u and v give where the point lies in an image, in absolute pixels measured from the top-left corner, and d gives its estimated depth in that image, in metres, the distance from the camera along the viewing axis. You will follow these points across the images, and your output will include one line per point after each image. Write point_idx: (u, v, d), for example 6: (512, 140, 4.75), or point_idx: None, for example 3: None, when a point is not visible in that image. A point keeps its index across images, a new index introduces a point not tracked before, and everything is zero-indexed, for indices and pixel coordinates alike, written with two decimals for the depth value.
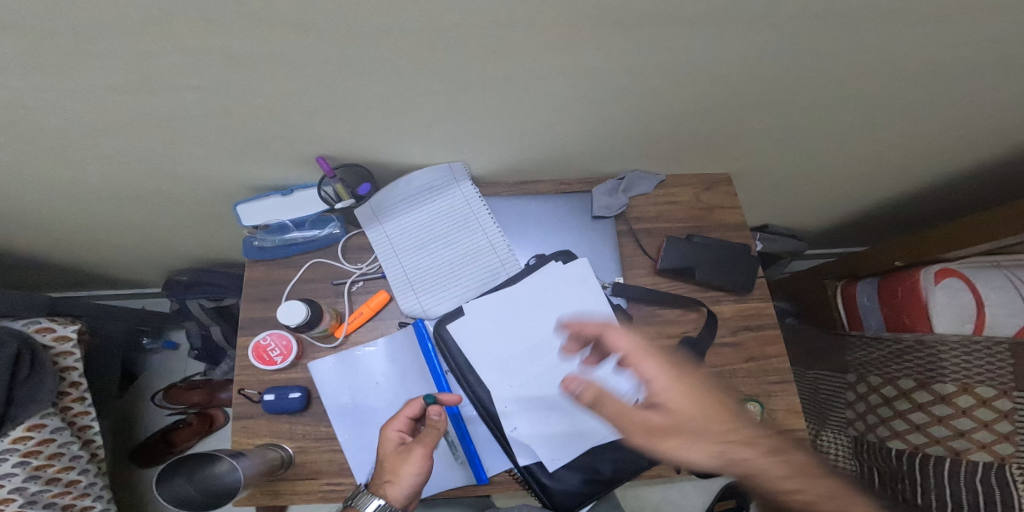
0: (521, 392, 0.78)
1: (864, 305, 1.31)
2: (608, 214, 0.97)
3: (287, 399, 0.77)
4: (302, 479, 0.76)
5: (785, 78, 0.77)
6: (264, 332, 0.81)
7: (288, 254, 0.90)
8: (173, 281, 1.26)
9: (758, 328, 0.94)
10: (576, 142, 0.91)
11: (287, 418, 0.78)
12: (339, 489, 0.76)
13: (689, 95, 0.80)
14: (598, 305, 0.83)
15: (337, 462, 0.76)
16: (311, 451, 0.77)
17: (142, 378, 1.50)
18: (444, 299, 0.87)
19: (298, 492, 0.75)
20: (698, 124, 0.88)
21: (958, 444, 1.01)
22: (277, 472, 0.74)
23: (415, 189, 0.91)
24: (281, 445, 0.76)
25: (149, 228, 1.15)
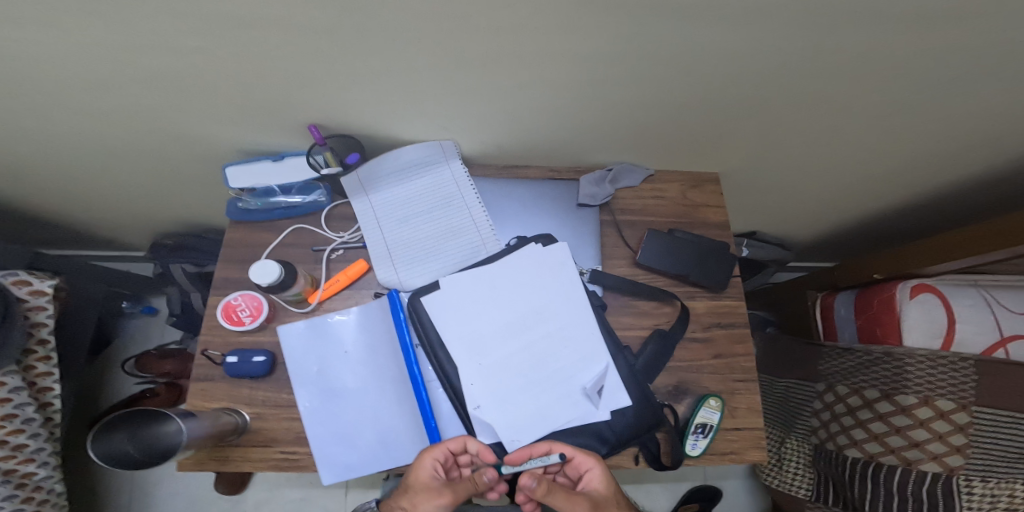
0: (488, 370, 0.79)
1: (841, 316, 1.33)
2: (593, 203, 0.97)
3: (251, 362, 0.76)
4: (255, 446, 0.74)
5: (779, 78, 0.76)
6: (234, 293, 0.80)
7: (272, 218, 0.89)
8: (159, 244, 1.24)
9: (729, 325, 0.95)
10: (568, 129, 0.90)
11: (249, 383, 0.76)
12: (293, 458, 0.75)
13: (684, 88, 0.79)
14: (574, 291, 0.85)
15: (295, 430, 0.76)
16: (268, 418, 0.75)
17: (116, 342, 1.47)
18: (423, 273, 0.87)
19: (250, 459, 0.74)
20: (690, 119, 0.88)
21: (911, 455, 1.04)
22: (228, 438, 0.72)
23: (405, 163, 0.90)
24: (239, 411, 0.75)
25: (128, 189, 1.12)
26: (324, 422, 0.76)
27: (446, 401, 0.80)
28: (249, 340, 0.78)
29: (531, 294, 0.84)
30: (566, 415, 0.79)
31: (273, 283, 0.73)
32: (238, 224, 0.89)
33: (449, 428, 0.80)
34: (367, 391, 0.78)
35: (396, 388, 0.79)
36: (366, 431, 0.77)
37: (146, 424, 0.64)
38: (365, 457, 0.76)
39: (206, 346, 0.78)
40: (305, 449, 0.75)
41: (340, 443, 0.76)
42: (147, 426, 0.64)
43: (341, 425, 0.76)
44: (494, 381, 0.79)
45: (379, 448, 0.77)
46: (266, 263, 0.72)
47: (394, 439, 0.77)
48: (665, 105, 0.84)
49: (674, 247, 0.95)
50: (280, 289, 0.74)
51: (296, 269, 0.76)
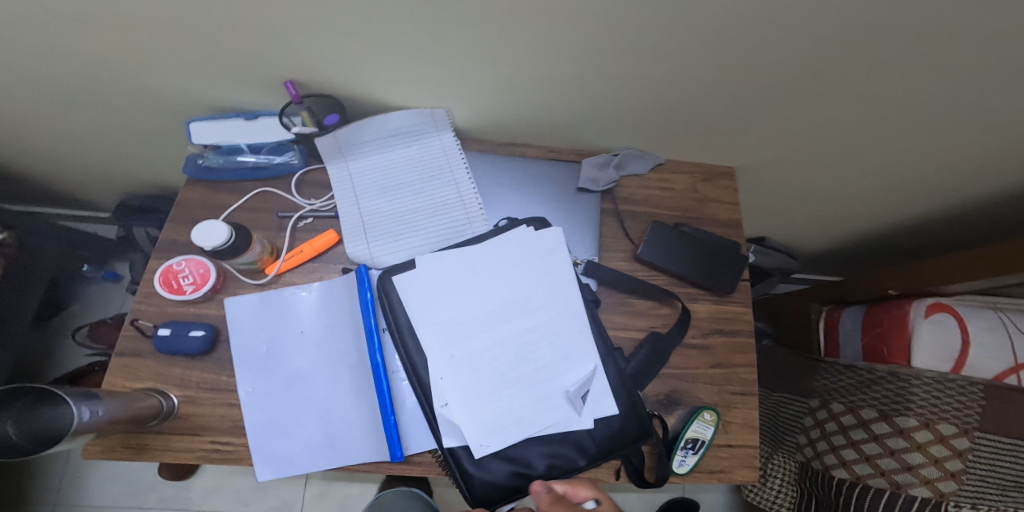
0: (461, 364, 0.71)
1: (846, 330, 1.24)
2: (594, 189, 0.88)
3: (187, 337, 0.66)
4: (183, 435, 0.65)
5: (817, 59, 0.67)
6: (177, 256, 0.70)
7: (235, 179, 0.80)
8: (127, 203, 1.16)
9: (731, 333, 0.87)
10: (573, 104, 0.81)
11: (182, 362, 0.67)
12: (227, 449, 0.66)
13: (707, 62, 0.70)
14: (564, 283, 0.76)
15: (232, 419, 0.67)
16: (200, 403, 0.66)
17: (71, 308, 1.33)
18: (399, 252, 0.78)
19: (175, 449, 0.65)
20: (710, 102, 0.79)
21: (902, 478, 0.97)
22: (149, 424, 0.62)
23: (390, 129, 0.81)
24: (167, 393, 0.66)
25: (86, 152, 1.02)
26: (272, 410, 0.68)
27: (411, 394, 0.72)
28: (189, 312, 0.69)
29: (516, 282, 0.75)
30: (540, 421, 0.71)
31: (221, 248, 0.63)
32: (195, 183, 0.79)
33: (411, 425, 0.71)
34: (323, 378, 0.70)
35: (355, 376, 0.71)
36: (317, 423, 0.69)
37: (40, 402, 0.52)
38: (313, 452, 0.68)
39: (138, 316, 0.68)
40: (242, 440, 0.66)
41: (288, 435, 0.68)
42: (41, 406, 0.52)
43: (290, 414, 0.68)
44: (467, 377, 0.70)
45: (329, 443, 0.68)
46: (215, 224, 0.62)
47: (347, 433, 0.69)
48: (683, 82, 0.75)
49: (679, 244, 0.87)
50: (231, 256, 0.65)
51: (252, 235, 0.67)
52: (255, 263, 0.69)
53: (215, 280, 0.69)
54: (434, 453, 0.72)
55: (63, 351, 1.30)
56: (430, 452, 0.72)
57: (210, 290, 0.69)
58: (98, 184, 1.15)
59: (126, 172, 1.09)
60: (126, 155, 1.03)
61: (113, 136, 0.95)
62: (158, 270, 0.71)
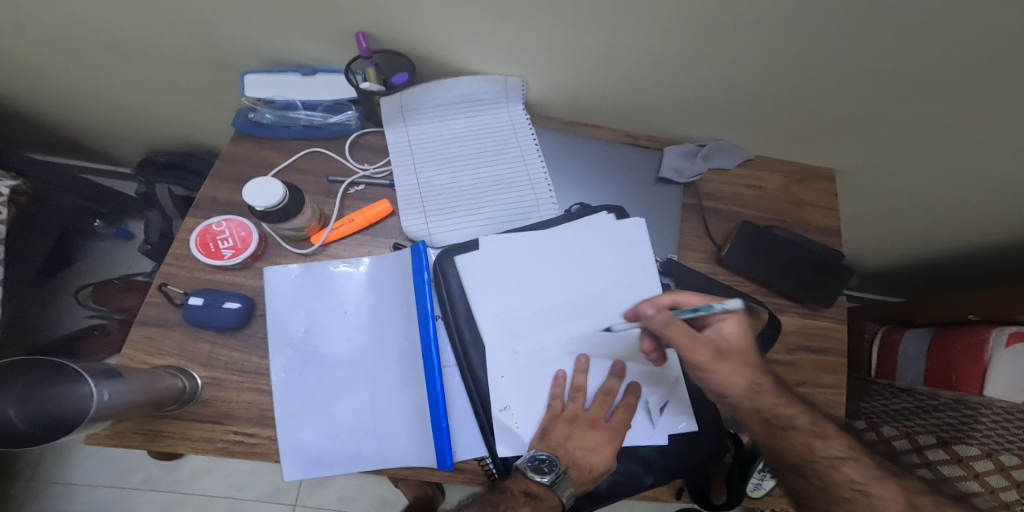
0: (524, 362, 0.62)
1: (906, 355, 0.99)
2: (678, 179, 0.78)
3: (221, 308, 0.56)
4: (204, 423, 0.55)
5: (1000, 44, 0.56)
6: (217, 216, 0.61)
7: (286, 136, 0.70)
8: (150, 159, 1.04)
9: (820, 352, 0.76)
10: (672, 84, 0.71)
11: (211, 337, 0.57)
12: (250, 442, 0.55)
13: (859, 43, 0.59)
14: (646, 281, 0.66)
15: (260, 407, 0.56)
16: (226, 387, 0.56)
17: (76, 266, 1.22)
18: (459, 230, 0.69)
19: (193, 440, 0.54)
20: (842, 91, 0.67)
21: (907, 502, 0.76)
22: (167, 407, 0.52)
23: (457, 95, 0.73)
24: (190, 372, 0.56)
25: (111, 105, 0.92)
26: (304, 402, 0.57)
27: (463, 394, 0.62)
28: (222, 282, 0.59)
29: (589, 276, 0.66)
30: (589, 397, 0.63)
31: (271, 208, 0.53)
32: (237, 137, 0.70)
33: (461, 427, 0.62)
34: (365, 368, 0.59)
35: (402, 368, 0.60)
36: (355, 421, 0.58)
37: (49, 379, 0.43)
38: (348, 454, 0.57)
39: (164, 281, 0.59)
40: (270, 434, 0.56)
41: (316, 430, 0.57)
42: (49, 383, 0.43)
43: (323, 408, 0.58)
44: (530, 379, 0.62)
45: (368, 443, 0.58)
46: (268, 179, 0.53)
47: (389, 435, 0.58)
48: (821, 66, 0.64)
49: (772, 247, 0.76)
50: (277, 220, 0.55)
51: (304, 196, 0.57)
52: (302, 230, 0.60)
53: (257, 245, 0.59)
54: (481, 461, 0.62)
55: (62, 312, 1.18)
56: (478, 460, 0.62)
57: (250, 258, 0.59)
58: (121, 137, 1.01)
59: (149, 133, 0.99)
60: (154, 112, 0.93)
61: (142, 93, 0.86)
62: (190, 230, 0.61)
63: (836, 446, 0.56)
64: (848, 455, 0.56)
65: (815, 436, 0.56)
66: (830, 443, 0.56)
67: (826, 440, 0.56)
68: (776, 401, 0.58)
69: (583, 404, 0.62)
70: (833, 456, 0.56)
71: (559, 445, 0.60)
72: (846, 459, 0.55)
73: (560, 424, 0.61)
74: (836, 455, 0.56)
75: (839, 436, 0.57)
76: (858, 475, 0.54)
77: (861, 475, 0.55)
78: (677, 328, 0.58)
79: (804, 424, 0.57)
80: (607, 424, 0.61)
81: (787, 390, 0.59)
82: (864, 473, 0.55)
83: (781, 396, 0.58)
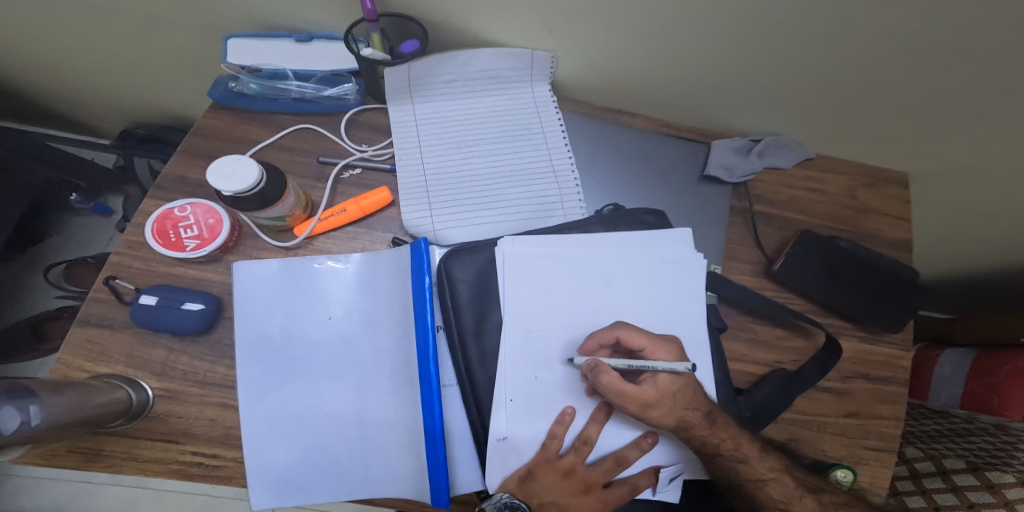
0: (538, 389, 0.55)
1: None
2: (726, 178, 0.67)
3: (179, 309, 0.48)
4: (154, 442, 0.46)
5: None
6: (181, 199, 0.52)
7: (272, 110, 0.61)
8: (130, 130, 0.94)
9: (879, 380, 0.64)
10: (730, 69, 0.60)
11: (167, 342, 0.48)
12: (212, 463, 0.47)
13: (976, 24, 0.48)
14: (685, 297, 0.60)
15: (224, 425, 0.48)
16: (183, 401, 0.48)
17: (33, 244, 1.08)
18: (467, 225, 0.59)
19: (140, 460, 0.46)
20: (940, 83, 0.56)
21: None
22: (110, 424, 0.44)
23: (474, 70, 0.63)
24: (139, 382, 0.47)
25: (90, 74, 0.83)
26: (274, 424, 0.48)
27: (463, 417, 0.55)
28: (183, 276, 0.51)
29: (621, 291, 0.59)
30: (565, 442, 0.55)
31: (242, 194, 0.43)
32: (216, 109, 0.60)
33: (460, 456, 0.55)
34: (351, 385, 0.50)
35: (395, 386, 0.50)
36: (333, 451, 0.48)
37: None
38: (325, 482, 0.48)
39: (114, 274, 0.50)
40: (235, 455, 0.47)
41: (289, 452, 0.48)
42: None
43: (297, 428, 0.48)
44: (544, 404, 0.55)
45: (348, 471, 0.49)
46: (245, 161, 0.43)
47: (373, 464, 0.49)
48: (920, 53, 0.53)
49: (834, 260, 0.64)
50: (254, 209, 0.46)
51: (287, 179, 0.48)
52: (284, 219, 0.51)
53: (226, 235, 0.50)
54: (480, 495, 0.55)
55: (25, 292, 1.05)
56: (477, 493, 0.55)
57: (218, 249, 0.50)
58: (102, 109, 0.91)
59: (134, 106, 0.91)
60: (138, 83, 0.84)
61: (123, 60, 0.78)
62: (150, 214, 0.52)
63: (762, 463, 0.54)
64: (773, 476, 0.54)
65: (738, 459, 0.54)
66: (753, 465, 0.54)
67: (750, 461, 0.54)
68: (702, 431, 0.54)
69: (586, 458, 0.54)
70: (756, 476, 0.54)
71: (538, 495, 0.53)
72: (770, 478, 0.54)
73: (550, 474, 0.54)
74: (760, 476, 0.54)
75: (764, 455, 0.55)
76: (780, 494, 0.54)
77: (783, 495, 0.54)
78: (612, 382, 0.52)
79: (727, 448, 0.54)
80: (606, 491, 0.53)
81: (714, 418, 0.55)
82: (788, 491, 0.54)
83: (707, 423, 0.54)
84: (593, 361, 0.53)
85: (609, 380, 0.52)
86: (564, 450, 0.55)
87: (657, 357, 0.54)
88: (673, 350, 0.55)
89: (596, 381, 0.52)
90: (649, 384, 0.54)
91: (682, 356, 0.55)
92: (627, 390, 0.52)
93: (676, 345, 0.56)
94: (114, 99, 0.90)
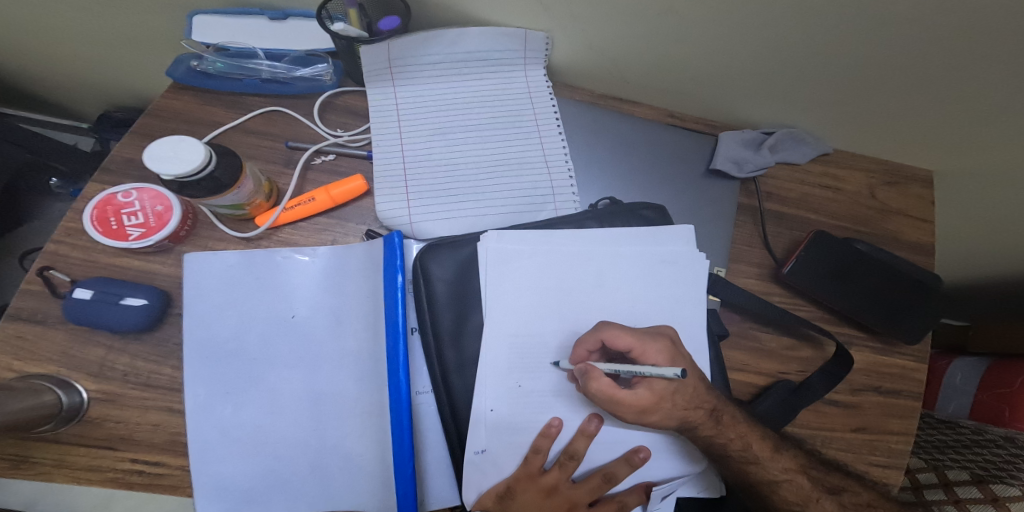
0: (520, 398, 0.50)
1: (952, 385, 0.83)
2: (733, 173, 0.62)
3: (117, 305, 0.44)
4: (89, 448, 0.43)
5: None
6: (126, 184, 0.48)
7: (238, 90, 0.56)
8: (107, 114, 0.89)
9: (892, 393, 0.58)
10: (740, 54, 0.55)
11: (105, 340, 0.45)
12: (154, 472, 0.44)
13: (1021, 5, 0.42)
14: (685, 301, 0.55)
15: (169, 431, 0.45)
16: (122, 405, 0.44)
17: None
18: (448, 218, 0.54)
19: (73, 468, 0.43)
20: (980, 73, 0.50)
21: None
22: (38, 428, 0.41)
23: (462, 51, 0.58)
24: (74, 384, 0.44)
25: (54, 61, 0.78)
26: (226, 429, 0.44)
27: (439, 426, 0.51)
28: (128, 268, 0.47)
29: (615, 294, 0.54)
30: (551, 455, 0.50)
31: (188, 178, 0.39)
32: (177, 89, 0.56)
33: (434, 469, 0.50)
34: (313, 390, 0.45)
35: (360, 393, 0.46)
36: (292, 461, 0.44)
37: None
38: (281, 494, 0.44)
39: (50, 263, 0.47)
40: (181, 463, 0.44)
41: (241, 461, 0.44)
42: None
43: (252, 435, 0.44)
44: (527, 417, 0.50)
45: (304, 480, 0.44)
46: (189, 143, 0.39)
47: (332, 477, 0.45)
48: (957, 37, 0.47)
49: (850, 263, 0.58)
50: (206, 194, 0.42)
51: (242, 162, 0.44)
52: (243, 208, 0.47)
53: (176, 225, 0.47)
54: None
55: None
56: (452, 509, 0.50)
57: (168, 240, 0.47)
58: (72, 94, 0.87)
59: (104, 93, 0.86)
60: (104, 70, 0.79)
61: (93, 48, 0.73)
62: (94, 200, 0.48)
63: (776, 463, 0.50)
64: (787, 476, 0.50)
65: (748, 460, 0.50)
66: (766, 466, 0.50)
67: (761, 462, 0.50)
68: (708, 431, 0.49)
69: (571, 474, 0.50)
70: (770, 477, 0.50)
71: None
72: (785, 479, 0.50)
73: (531, 492, 0.48)
74: (773, 477, 0.50)
75: (777, 455, 0.50)
76: (797, 495, 0.49)
77: (799, 496, 0.49)
78: (603, 388, 0.47)
79: (736, 447, 0.50)
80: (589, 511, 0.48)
81: (720, 417, 0.50)
82: (805, 493, 0.49)
83: (712, 423, 0.49)
84: (582, 367, 0.48)
85: (603, 386, 0.47)
86: (548, 466, 0.50)
87: (648, 358, 0.49)
88: (666, 347, 0.50)
89: (589, 388, 0.47)
90: (642, 388, 0.48)
91: (675, 354, 0.50)
92: (622, 397, 0.47)
93: (668, 340, 0.51)
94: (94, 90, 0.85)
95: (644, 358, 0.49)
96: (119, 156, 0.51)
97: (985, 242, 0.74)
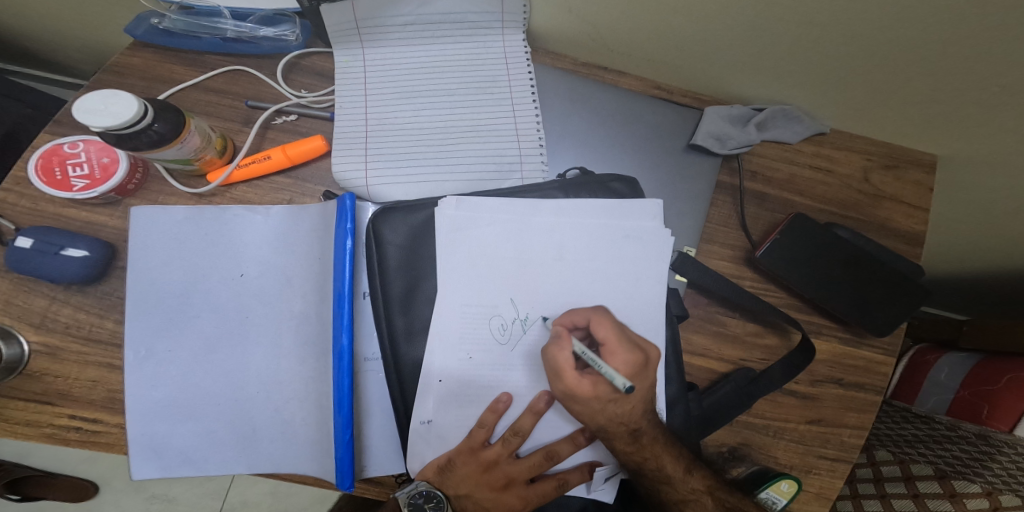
0: (470, 369, 0.50)
1: (935, 380, 0.81)
2: (715, 148, 0.59)
3: (58, 256, 0.45)
4: (27, 403, 0.46)
5: None
6: (73, 136, 0.50)
7: (201, 49, 0.55)
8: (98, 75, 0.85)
9: (854, 386, 0.57)
10: (722, 22, 0.51)
11: (48, 291, 0.47)
12: (92, 429, 0.46)
13: None
14: (647, 278, 0.53)
15: (107, 388, 0.47)
16: (63, 360, 0.47)
17: None
18: (407, 185, 0.54)
19: (10, 422, 0.46)
20: (985, 48, 0.46)
21: None
22: None
23: (434, 12, 0.54)
24: (15, 336, 0.46)
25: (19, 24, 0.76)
26: (173, 385, 0.46)
27: (385, 393, 0.51)
28: (75, 219, 0.49)
29: (577, 268, 0.53)
30: (495, 431, 0.51)
31: (122, 131, 0.40)
32: (139, 46, 0.56)
33: (380, 437, 0.51)
34: (263, 349, 0.47)
35: (304, 358, 0.46)
36: (234, 416, 0.46)
37: None
38: (221, 452, 0.46)
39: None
40: (119, 422, 0.47)
41: (185, 416, 0.46)
42: None
43: (197, 393, 0.46)
44: (477, 390, 0.50)
45: (244, 440, 0.46)
46: (118, 98, 0.39)
47: (267, 439, 0.46)
48: (960, 6, 0.43)
49: (824, 252, 0.56)
50: (148, 148, 0.43)
51: (186, 119, 0.44)
52: (191, 163, 0.48)
53: (123, 178, 0.48)
54: (399, 476, 0.52)
55: None
56: (397, 475, 0.52)
57: (113, 192, 0.48)
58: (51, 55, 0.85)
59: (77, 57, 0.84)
60: (73, 36, 0.77)
61: (55, 13, 0.70)
62: (40, 149, 0.49)
63: (685, 484, 0.51)
64: (693, 497, 0.52)
65: (661, 480, 0.51)
66: (675, 487, 0.51)
67: (673, 483, 0.51)
68: (625, 447, 0.50)
69: (515, 450, 0.51)
70: (678, 497, 0.52)
71: (454, 485, 0.49)
72: (690, 499, 0.52)
73: (471, 464, 0.49)
74: (681, 497, 0.52)
75: (688, 476, 0.51)
76: None
77: None
78: (559, 358, 0.49)
79: (651, 466, 0.51)
80: (527, 488, 0.50)
81: (640, 437, 0.50)
82: None
83: (630, 440, 0.50)
84: (559, 330, 0.50)
85: (560, 356, 0.49)
86: (492, 440, 0.51)
87: (614, 359, 0.49)
88: (635, 362, 0.50)
89: (550, 351, 0.49)
90: (588, 379, 0.49)
91: (640, 370, 0.50)
92: (565, 376, 0.49)
93: (641, 358, 0.50)
94: (67, 49, 0.82)
95: (609, 357, 0.50)
96: (72, 109, 0.51)
97: (993, 242, 0.69)
